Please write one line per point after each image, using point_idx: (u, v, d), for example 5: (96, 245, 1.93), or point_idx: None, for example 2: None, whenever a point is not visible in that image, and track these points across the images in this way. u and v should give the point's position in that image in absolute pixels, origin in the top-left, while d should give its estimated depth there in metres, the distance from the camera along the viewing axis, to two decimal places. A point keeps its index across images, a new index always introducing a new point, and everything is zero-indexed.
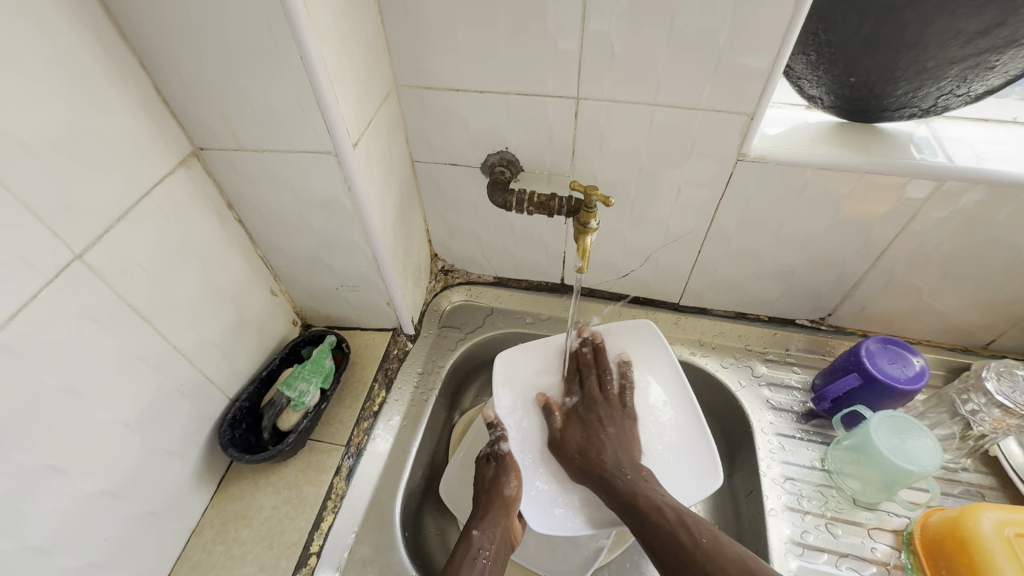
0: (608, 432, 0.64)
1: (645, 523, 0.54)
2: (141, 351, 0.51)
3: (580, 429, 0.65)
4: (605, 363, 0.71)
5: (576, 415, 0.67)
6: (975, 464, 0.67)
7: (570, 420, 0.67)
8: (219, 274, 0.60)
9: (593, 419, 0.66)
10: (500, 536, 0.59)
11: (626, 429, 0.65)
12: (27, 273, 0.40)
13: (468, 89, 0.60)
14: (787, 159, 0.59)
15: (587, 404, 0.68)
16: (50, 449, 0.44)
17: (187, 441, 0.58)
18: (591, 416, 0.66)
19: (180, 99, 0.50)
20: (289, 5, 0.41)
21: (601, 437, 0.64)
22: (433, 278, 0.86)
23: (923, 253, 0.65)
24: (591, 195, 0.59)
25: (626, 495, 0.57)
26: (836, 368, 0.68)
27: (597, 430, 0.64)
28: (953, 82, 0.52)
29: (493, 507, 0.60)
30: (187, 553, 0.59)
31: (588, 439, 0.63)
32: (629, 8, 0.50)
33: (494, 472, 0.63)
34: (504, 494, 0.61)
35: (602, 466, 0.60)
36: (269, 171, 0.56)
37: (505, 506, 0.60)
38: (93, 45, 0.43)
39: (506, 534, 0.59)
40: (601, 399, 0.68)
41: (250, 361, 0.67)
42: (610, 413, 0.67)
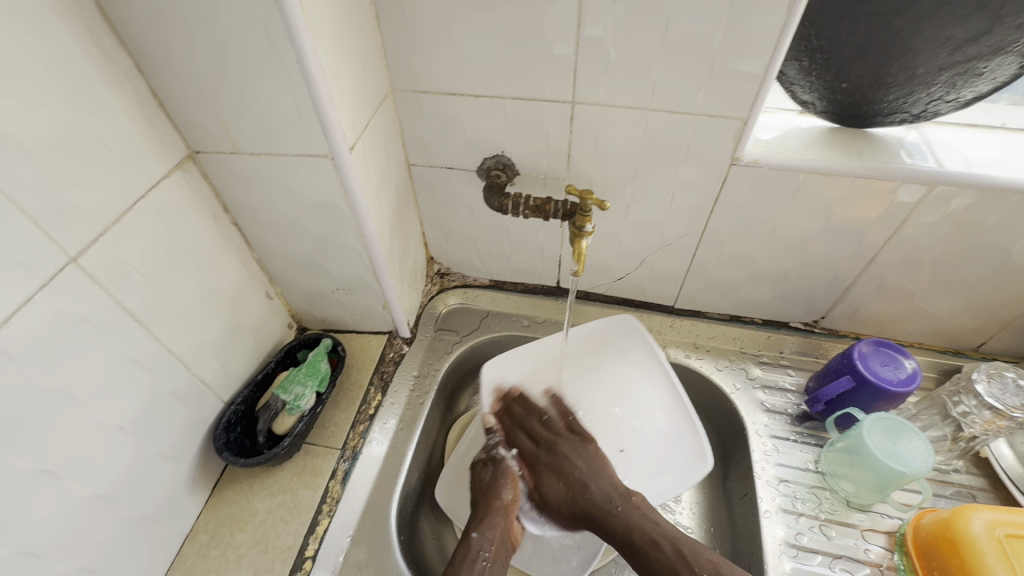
0: (582, 465, 0.63)
1: (647, 562, 0.56)
2: (136, 354, 0.51)
3: (558, 481, 0.63)
4: (535, 408, 0.69)
5: (562, 443, 0.66)
6: (967, 466, 0.67)
7: (544, 472, 0.64)
8: (215, 277, 0.60)
9: (560, 460, 0.64)
10: (499, 538, 0.58)
11: (594, 457, 0.64)
12: (22, 276, 0.40)
13: (464, 93, 0.61)
14: (781, 164, 0.59)
15: (550, 445, 0.65)
16: (43, 453, 0.43)
17: (181, 445, 0.58)
18: (577, 443, 0.65)
19: (176, 102, 0.50)
20: (287, 10, 0.41)
21: (578, 477, 0.62)
22: (429, 282, 0.86)
23: (914, 256, 0.66)
24: (586, 199, 0.59)
25: (624, 532, 0.58)
26: (829, 371, 0.69)
27: (568, 471, 0.62)
28: (943, 88, 0.53)
29: (492, 510, 0.60)
30: (181, 558, 0.59)
31: (568, 487, 0.62)
32: (624, 14, 0.50)
33: (492, 476, 0.63)
34: (503, 498, 0.61)
35: (595, 504, 0.60)
36: (266, 174, 0.56)
37: (505, 510, 0.60)
38: (89, 48, 0.43)
39: (506, 537, 0.59)
40: (585, 425, 0.67)
41: (245, 364, 0.67)
42: (576, 447, 0.65)
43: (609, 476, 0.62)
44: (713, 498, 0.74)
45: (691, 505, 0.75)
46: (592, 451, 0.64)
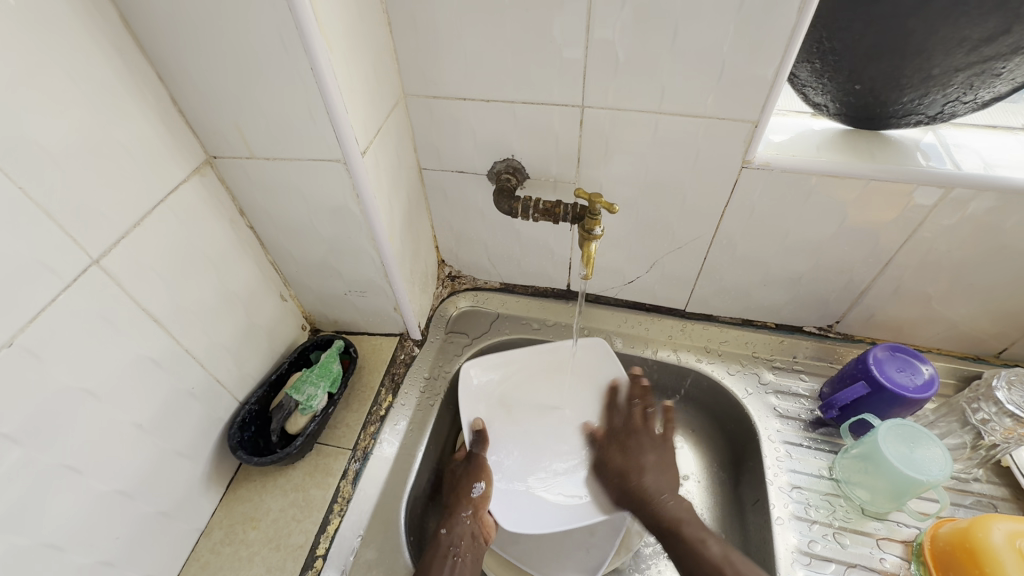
0: (648, 458, 0.67)
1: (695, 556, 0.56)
2: (153, 353, 0.52)
3: (620, 453, 0.68)
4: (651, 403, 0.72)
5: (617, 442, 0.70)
6: (987, 475, 0.66)
7: (631, 441, 0.69)
8: (231, 279, 0.61)
9: (634, 445, 0.68)
10: (468, 530, 0.62)
11: (666, 458, 0.67)
12: (47, 277, 0.42)
13: (474, 98, 0.61)
14: (793, 166, 0.59)
15: (631, 430, 0.70)
16: (65, 449, 0.45)
17: (197, 443, 0.59)
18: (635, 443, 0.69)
19: (195, 110, 0.52)
20: (301, 18, 0.42)
21: (639, 463, 0.66)
22: (440, 284, 0.87)
23: (932, 260, 0.64)
24: (595, 203, 0.59)
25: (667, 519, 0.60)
26: (844, 376, 0.68)
27: (638, 458, 0.67)
28: (959, 89, 0.52)
29: (459, 505, 0.63)
30: (196, 554, 0.60)
31: (627, 464, 0.66)
32: (633, 17, 0.51)
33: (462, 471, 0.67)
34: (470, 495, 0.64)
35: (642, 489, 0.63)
36: (280, 178, 0.57)
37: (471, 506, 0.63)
38: (112, 58, 0.44)
39: (475, 530, 0.62)
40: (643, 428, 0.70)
41: (259, 365, 0.68)
42: (654, 446, 0.68)
43: (666, 476, 0.65)
44: (725, 503, 0.73)
45: (703, 509, 0.74)
46: (667, 451, 0.68)
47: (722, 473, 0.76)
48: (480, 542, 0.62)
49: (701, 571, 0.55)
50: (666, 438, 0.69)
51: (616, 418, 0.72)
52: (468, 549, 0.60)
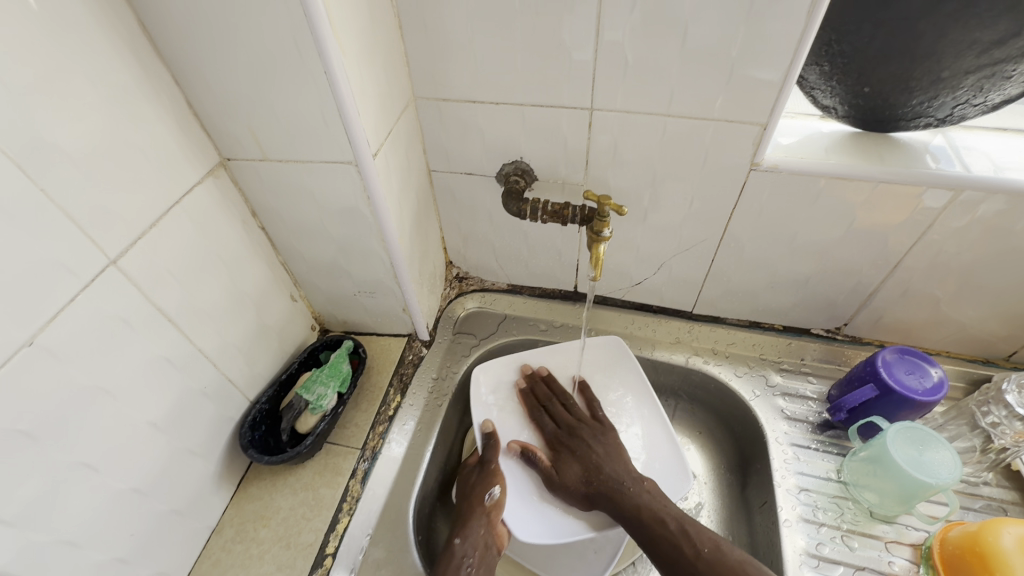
0: (598, 449, 0.65)
1: (656, 537, 0.56)
2: (167, 352, 0.53)
3: (576, 464, 0.64)
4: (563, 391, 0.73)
5: (562, 447, 0.67)
6: (997, 479, 0.65)
7: (562, 453, 0.66)
8: (243, 280, 0.62)
9: (581, 445, 0.66)
10: (482, 542, 0.60)
11: (614, 447, 0.65)
12: (67, 277, 0.42)
13: (484, 100, 0.62)
14: (801, 169, 0.59)
15: (570, 430, 0.68)
16: (81, 447, 0.45)
17: (209, 441, 0.60)
18: (576, 442, 0.66)
19: (209, 113, 0.52)
20: (315, 23, 0.43)
21: (594, 460, 0.64)
22: (448, 285, 0.87)
23: (941, 262, 0.64)
24: (604, 205, 0.60)
25: (632, 510, 0.59)
26: (853, 378, 0.68)
27: (589, 455, 0.64)
28: (970, 91, 0.52)
29: (473, 515, 0.62)
30: (208, 552, 0.61)
31: (583, 463, 0.64)
32: (643, 21, 0.51)
33: (477, 477, 0.66)
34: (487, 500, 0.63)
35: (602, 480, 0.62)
36: (292, 180, 0.58)
37: (486, 513, 0.62)
38: (130, 62, 0.45)
39: (489, 540, 0.61)
40: (581, 425, 0.68)
41: (270, 365, 0.69)
42: (596, 435, 0.67)
43: (624, 464, 0.63)
44: (732, 507, 0.74)
45: (710, 509, 0.75)
46: (612, 439, 0.66)
47: (729, 476, 0.76)
48: (494, 551, 0.61)
49: (674, 554, 0.55)
50: (610, 431, 0.68)
51: (545, 419, 0.70)
52: (480, 561, 0.59)
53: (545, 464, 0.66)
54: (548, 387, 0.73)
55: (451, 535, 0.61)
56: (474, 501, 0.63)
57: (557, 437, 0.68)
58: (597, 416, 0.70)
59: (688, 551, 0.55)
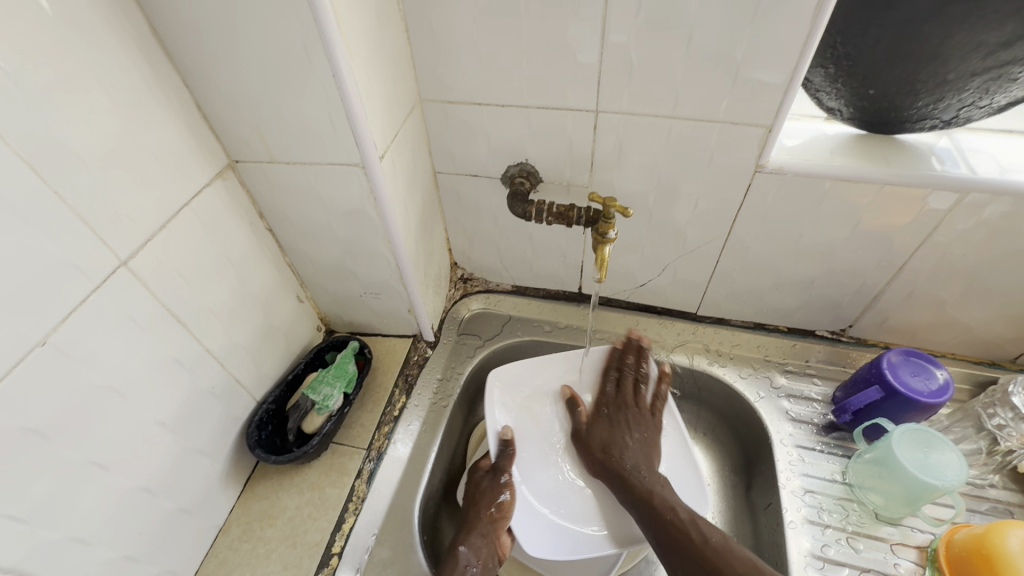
0: (631, 437, 0.67)
1: (661, 520, 0.57)
2: (176, 353, 0.53)
3: (606, 426, 0.68)
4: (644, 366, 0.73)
5: (604, 415, 0.70)
6: (1002, 481, 0.65)
7: (603, 411, 0.70)
8: (250, 281, 0.62)
9: (622, 421, 0.69)
10: (485, 551, 0.60)
11: (651, 440, 0.67)
12: (78, 279, 0.43)
13: (489, 103, 0.62)
14: (807, 171, 0.59)
15: (623, 406, 0.70)
16: (92, 446, 0.46)
17: (216, 441, 0.60)
18: (620, 417, 0.69)
19: (218, 115, 0.53)
20: (324, 27, 0.43)
21: (622, 441, 0.66)
22: (453, 287, 0.88)
23: (947, 264, 0.64)
24: (609, 207, 0.60)
25: (643, 491, 0.60)
26: (858, 380, 0.68)
27: (624, 439, 0.66)
28: (975, 94, 0.52)
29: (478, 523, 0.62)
30: (215, 551, 0.61)
31: (613, 437, 0.67)
32: (648, 24, 0.51)
33: (488, 484, 0.65)
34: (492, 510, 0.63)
35: (621, 465, 0.64)
36: (300, 181, 0.58)
37: (492, 523, 0.62)
38: (142, 66, 0.46)
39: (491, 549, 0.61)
40: (632, 404, 0.70)
41: (276, 365, 0.69)
42: (642, 420, 0.69)
43: (649, 457, 0.65)
44: (736, 509, 0.73)
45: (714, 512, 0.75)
46: (651, 434, 0.68)
47: (734, 477, 0.76)
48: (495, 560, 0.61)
49: (674, 537, 0.56)
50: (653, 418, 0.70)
51: (608, 384, 0.73)
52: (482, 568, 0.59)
53: (581, 410, 0.71)
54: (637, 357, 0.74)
55: (455, 542, 0.61)
56: (480, 508, 0.63)
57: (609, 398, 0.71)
58: (654, 409, 0.71)
59: (696, 539, 0.55)
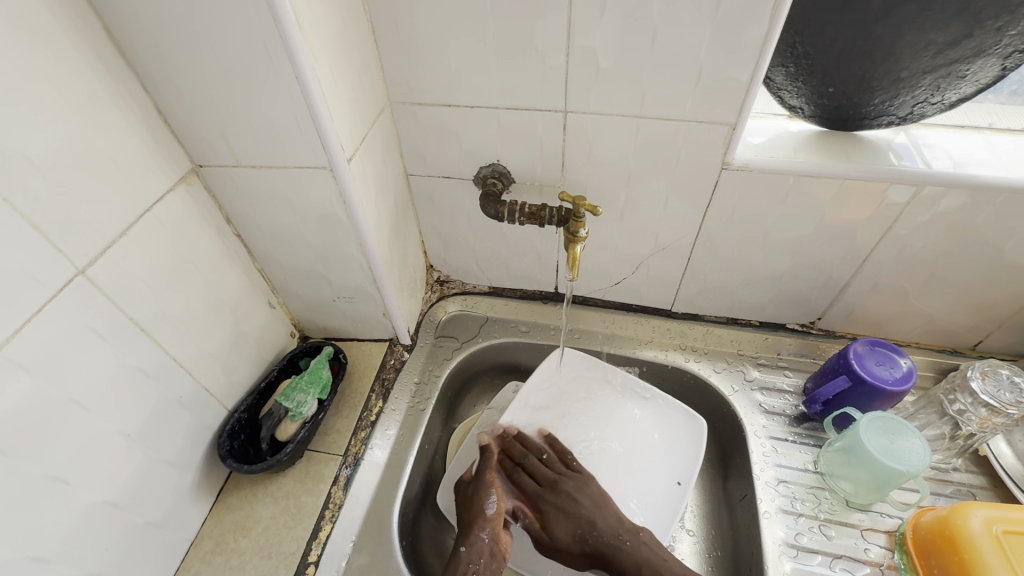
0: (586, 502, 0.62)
1: None
2: (141, 362, 0.52)
3: (567, 520, 0.61)
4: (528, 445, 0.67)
5: (549, 506, 0.62)
6: (966, 464, 0.67)
7: (550, 511, 0.62)
8: (218, 287, 0.61)
9: (567, 500, 0.62)
10: (487, 549, 0.58)
11: (600, 497, 0.63)
12: (32, 288, 0.42)
13: (459, 104, 0.62)
14: (771, 167, 0.60)
15: (552, 484, 0.63)
16: (51, 461, 0.44)
17: (185, 452, 0.59)
18: (563, 497, 0.62)
19: (179, 118, 0.52)
20: (286, 30, 0.43)
21: (585, 516, 0.61)
22: (429, 289, 0.87)
23: (908, 255, 0.66)
24: (579, 206, 0.60)
25: (636, 569, 0.57)
26: (827, 371, 0.69)
27: (577, 512, 0.61)
28: (927, 91, 0.54)
29: (478, 523, 0.59)
30: (186, 564, 0.60)
31: (575, 523, 0.60)
32: (611, 25, 0.52)
33: (473, 491, 0.63)
34: (487, 512, 0.60)
35: (603, 544, 0.59)
36: (267, 185, 0.57)
37: (488, 522, 0.60)
38: (99, 69, 0.45)
39: (493, 546, 0.59)
40: (557, 475, 0.64)
41: (248, 373, 0.68)
42: (579, 486, 0.63)
43: (613, 514, 0.61)
44: (713, 504, 0.74)
45: (694, 507, 0.75)
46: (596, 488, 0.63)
47: (710, 471, 0.77)
48: (501, 558, 0.59)
49: None
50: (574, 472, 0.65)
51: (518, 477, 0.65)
52: (488, 565, 0.57)
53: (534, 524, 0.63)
54: (545, 437, 0.68)
55: (456, 542, 0.59)
56: (476, 510, 0.61)
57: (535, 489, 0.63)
58: (565, 462, 0.66)
59: None
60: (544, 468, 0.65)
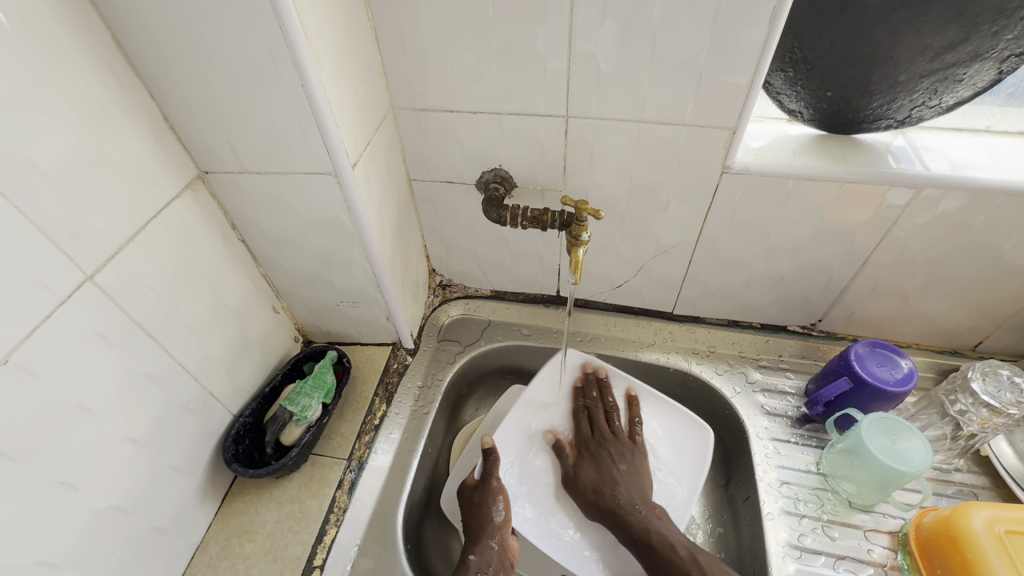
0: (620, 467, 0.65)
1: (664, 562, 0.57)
2: (148, 367, 0.52)
3: (593, 469, 0.65)
4: (610, 398, 0.72)
5: (587, 453, 0.67)
6: (968, 465, 0.68)
7: (583, 460, 0.67)
8: (223, 292, 0.61)
9: (604, 455, 0.66)
10: (496, 556, 0.60)
11: (639, 466, 0.66)
12: (41, 294, 0.42)
13: (461, 110, 0.63)
14: (771, 171, 0.61)
15: (599, 439, 0.68)
16: (59, 467, 0.45)
17: (190, 456, 0.59)
18: (603, 453, 0.66)
19: (186, 125, 0.52)
20: (291, 37, 0.44)
21: (614, 476, 0.64)
22: (432, 293, 0.88)
23: (907, 257, 0.67)
24: (581, 210, 0.61)
25: (642, 534, 0.60)
26: (828, 372, 0.70)
27: (609, 470, 0.65)
28: (925, 94, 0.55)
29: (487, 531, 0.61)
30: (192, 569, 0.60)
31: (601, 478, 0.64)
32: (612, 30, 0.53)
33: (481, 498, 0.64)
34: (494, 521, 0.62)
35: (616, 505, 0.62)
36: (272, 191, 0.58)
37: (497, 531, 0.61)
38: (107, 77, 0.45)
39: (502, 554, 0.60)
40: (611, 436, 0.68)
41: (253, 378, 0.68)
42: (623, 449, 0.67)
43: (637, 484, 0.64)
44: (717, 506, 0.75)
45: (699, 510, 0.75)
46: (637, 458, 0.67)
47: (713, 473, 0.78)
48: (508, 563, 0.61)
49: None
50: (635, 443, 0.68)
51: (582, 423, 0.70)
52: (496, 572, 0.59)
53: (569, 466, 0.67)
54: (601, 393, 0.72)
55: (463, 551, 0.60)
56: (484, 520, 0.62)
57: (586, 437, 0.69)
58: (632, 435, 0.69)
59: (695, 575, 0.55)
60: (603, 423, 0.70)
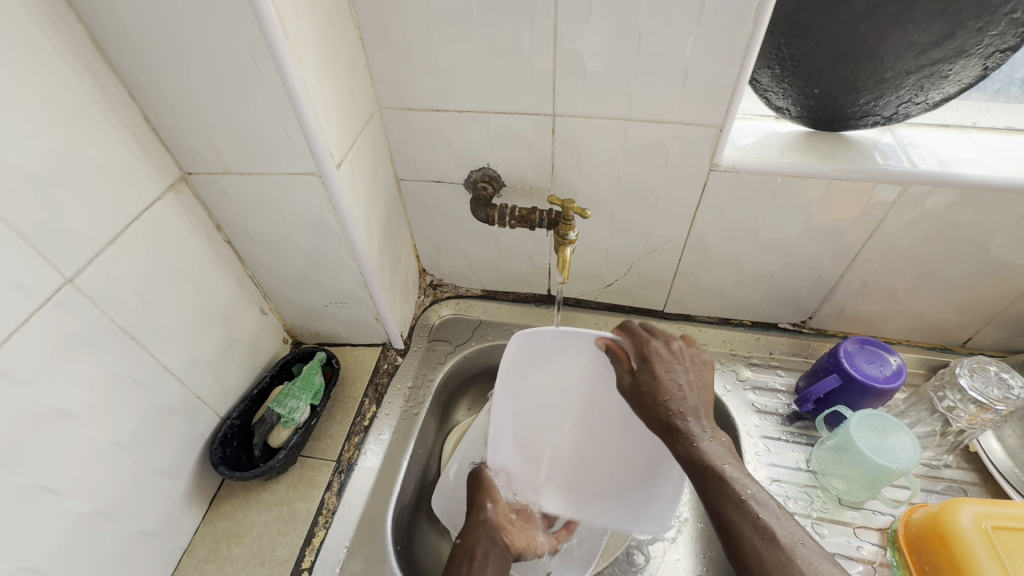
0: (685, 374, 0.57)
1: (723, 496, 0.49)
2: (131, 370, 0.52)
3: (652, 370, 0.57)
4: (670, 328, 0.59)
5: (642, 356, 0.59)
6: (957, 461, 0.68)
7: (645, 360, 0.58)
8: (209, 294, 0.61)
9: (668, 358, 0.58)
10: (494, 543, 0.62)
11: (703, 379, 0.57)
12: (19, 297, 0.42)
13: (448, 109, 0.63)
14: (759, 168, 0.61)
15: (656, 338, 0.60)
16: (39, 471, 0.44)
17: (176, 459, 0.59)
18: (662, 357, 0.58)
19: (168, 126, 0.52)
20: (271, 37, 0.43)
21: (678, 383, 0.56)
22: (422, 293, 0.87)
23: (896, 254, 0.67)
24: (568, 209, 0.61)
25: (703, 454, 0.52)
26: (818, 369, 0.70)
27: (671, 374, 0.56)
28: (911, 91, 0.55)
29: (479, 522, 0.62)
30: (179, 573, 0.60)
31: (661, 382, 0.56)
32: (597, 28, 0.52)
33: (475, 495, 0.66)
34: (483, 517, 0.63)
35: (677, 417, 0.54)
36: (257, 192, 0.57)
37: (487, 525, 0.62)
38: (86, 77, 0.45)
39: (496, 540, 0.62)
40: (672, 340, 0.59)
41: (241, 380, 0.68)
42: (687, 355, 0.58)
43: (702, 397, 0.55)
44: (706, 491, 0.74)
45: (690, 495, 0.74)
46: (694, 369, 0.57)
47: None
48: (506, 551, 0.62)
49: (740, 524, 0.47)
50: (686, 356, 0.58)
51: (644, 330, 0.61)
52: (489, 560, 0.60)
53: (624, 365, 0.60)
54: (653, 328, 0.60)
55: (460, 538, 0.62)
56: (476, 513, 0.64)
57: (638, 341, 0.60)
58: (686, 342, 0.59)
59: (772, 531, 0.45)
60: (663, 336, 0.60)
